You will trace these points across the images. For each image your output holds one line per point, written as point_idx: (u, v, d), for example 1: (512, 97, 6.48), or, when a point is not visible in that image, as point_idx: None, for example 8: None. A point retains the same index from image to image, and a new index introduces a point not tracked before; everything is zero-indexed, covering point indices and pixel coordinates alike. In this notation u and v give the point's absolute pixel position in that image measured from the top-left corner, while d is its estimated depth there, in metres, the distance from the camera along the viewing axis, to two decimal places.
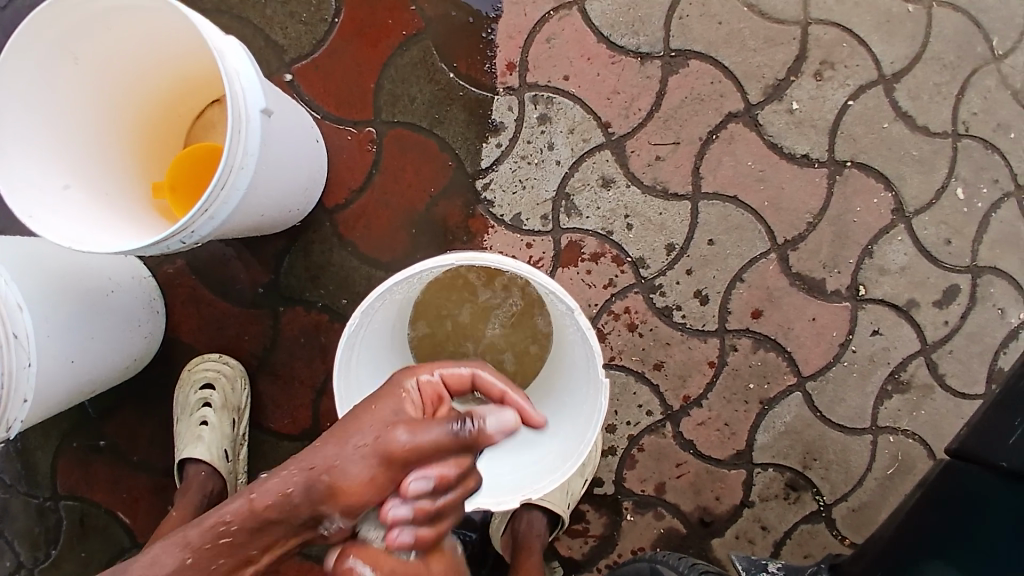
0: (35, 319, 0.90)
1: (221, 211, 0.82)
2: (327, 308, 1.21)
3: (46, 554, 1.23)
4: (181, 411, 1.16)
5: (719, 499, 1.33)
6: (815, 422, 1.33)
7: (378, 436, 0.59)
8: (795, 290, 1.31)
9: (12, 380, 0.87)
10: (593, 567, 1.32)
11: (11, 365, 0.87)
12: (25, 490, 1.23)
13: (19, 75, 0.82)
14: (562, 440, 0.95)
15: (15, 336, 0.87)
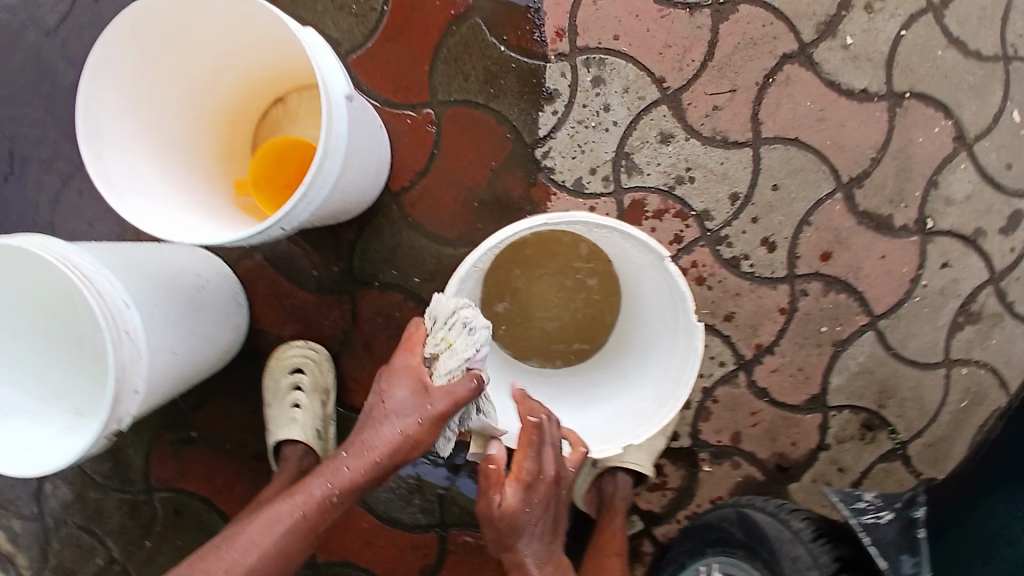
0: (139, 314, 0.87)
1: (318, 195, 0.85)
2: (400, 288, 1.23)
3: (141, 546, 1.31)
4: (270, 396, 1.19)
5: (795, 444, 1.30)
6: (888, 360, 1.30)
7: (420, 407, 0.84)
8: (863, 229, 1.28)
9: (129, 374, 0.85)
10: (672, 519, 1.31)
11: (126, 359, 0.84)
12: (118, 486, 1.31)
13: (114, 85, 0.84)
14: (654, 386, 0.99)
15: (126, 331, 0.84)
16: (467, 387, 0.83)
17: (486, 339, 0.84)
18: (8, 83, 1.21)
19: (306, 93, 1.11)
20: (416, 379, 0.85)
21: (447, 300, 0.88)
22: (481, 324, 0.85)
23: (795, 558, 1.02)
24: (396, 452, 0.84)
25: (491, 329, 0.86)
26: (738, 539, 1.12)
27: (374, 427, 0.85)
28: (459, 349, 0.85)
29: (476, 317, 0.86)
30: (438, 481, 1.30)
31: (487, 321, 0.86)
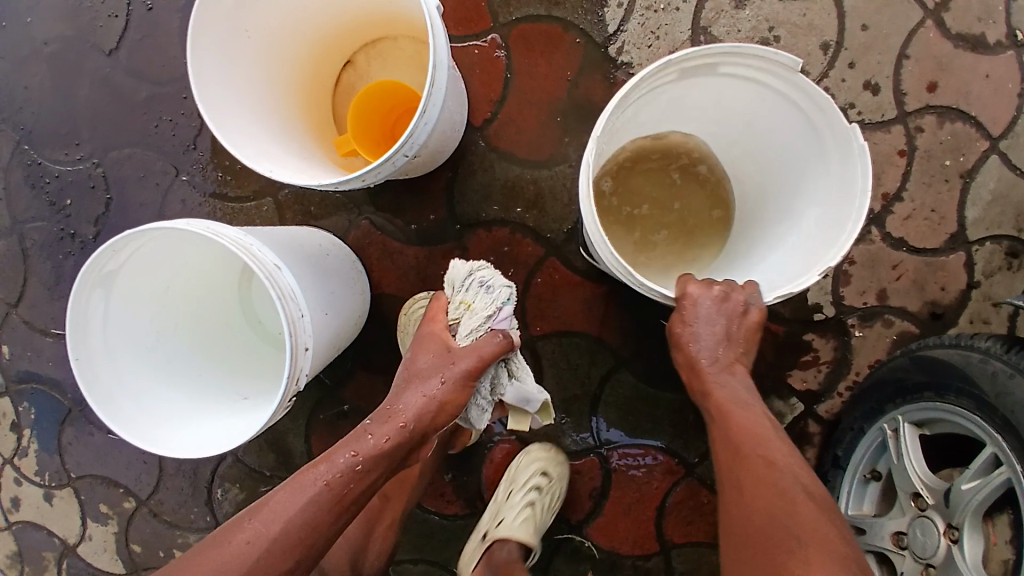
0: (290, 276, 0.92)
1: (432, 112, 0.85)
2: (506, 221, 1.22)
3: None
4: None
5: (945, 289, 1.18)
6: (1021, 181, 1.15)
7: (451, 367, 0.93)
8: (960, 53, 1.14)
9: (298, 330, 0.91)
10: (834, 394, 1.23)
11: (292, 315, 0.90)
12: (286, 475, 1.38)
13: (215, 65, 0.88)
14: (816, 229, 0.92)
15: (286, 290, 0.90)
16: (496, 345, 0.94)
17: (505, 298, 1.00)
18: (91, 117, 1.28)
19: (372, 50, 1.11)
20: (442, 344, 0.96)
21: (464, 266, 1.02)
22: (499, 283, 1.00)
23: (993, 374, 0.92)
24: (424, 414, 0.92)
25: (509, 289, 1.01)
26: (919, 383, 1.01)
27: (406, 395, 0.93)
28: (480, 309, 0.99)
29: (493, 278, 1.01)
30: (588, 400, 1.27)
31: (504, 282, 1.02)
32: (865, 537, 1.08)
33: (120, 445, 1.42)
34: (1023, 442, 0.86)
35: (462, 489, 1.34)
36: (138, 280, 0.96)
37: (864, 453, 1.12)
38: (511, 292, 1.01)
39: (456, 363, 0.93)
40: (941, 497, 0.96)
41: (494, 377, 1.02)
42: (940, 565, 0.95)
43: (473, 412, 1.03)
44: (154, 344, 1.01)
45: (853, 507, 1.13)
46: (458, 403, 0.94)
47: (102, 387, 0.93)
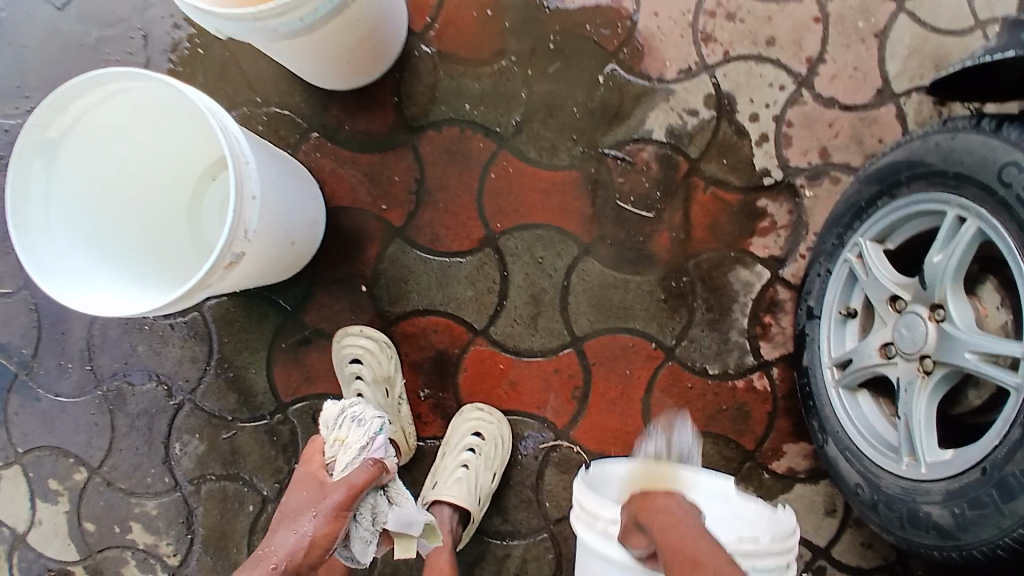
0: (239, 127, 0.95)
1: None
2: (455, 120, 1.26)
3: (289, 472, 1.28)
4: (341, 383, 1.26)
5: (882, 141, 1.23)
6: (935, 33, 1.23)
7: (323, 502, 0.84)
8: None
9: (246, 174, 0.92)
10: (796, 256, 1.23)
11: (239, 156, 0.91)
12: (250, 416, 1.29)
13: None
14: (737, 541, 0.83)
15: (229, 131, 0.92)
16: (365, 472, 0.87)
17: (378, 427, 0.91)
18: (42, 68, 1.33)
19: None
20: (313, 482, 0.87)
21: (333, 403, 0.94)
22: (371, 412, 0.91)
23: (935, 145, 0.89)
24: (294, 555, 0.81)
25: (382, 416, 0.92)
26: (871, 195, 0.99)
27: (275, 537, 0.83)
28: (353, 442, 0.90)
29: (365, 409, 0.92)
30: (558, 293, 1.25)
31: (376, 410, 0.93)
32: (854, 366, 1.03)
33: (69, 407, 1.32)
34: (979, 185, 0.83)
35: (439, 410, 1.28)
36: (81, 159, 1.00)
37: (835, 291, 1.08)
38: (384, 420, 0.92)
39: (327, 497, 0.84)
40: (918, 288, 0.93)
41: (374, 507, 0.91)
42: (932, 352, 0.90)
43: (355, 547, 0.92)
44: (94, 236, 1.03)
45: (837, 349, 1.08)
46: (337, 536, 0.84)
47: (34, 251, 0.93)
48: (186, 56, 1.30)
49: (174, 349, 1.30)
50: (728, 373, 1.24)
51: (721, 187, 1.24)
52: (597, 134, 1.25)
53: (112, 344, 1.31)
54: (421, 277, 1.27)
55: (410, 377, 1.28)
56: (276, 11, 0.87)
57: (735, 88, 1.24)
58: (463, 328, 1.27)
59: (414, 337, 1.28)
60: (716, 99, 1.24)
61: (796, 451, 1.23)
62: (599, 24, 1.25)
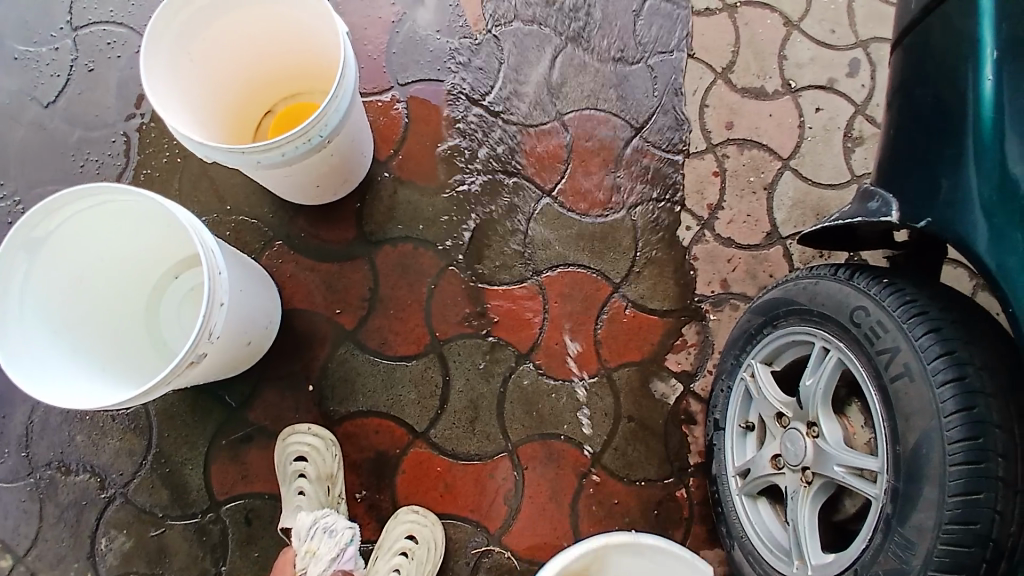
0: (215, 240, 1.06)
1: (342, 103, 1.08)
2: (408, 238, 1.41)
3: (217, 572, 1.28)
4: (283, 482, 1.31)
5: (773, 275, 1.44)
6: (812, 189, 1.49)
7: None
8: (747, 100, 1.52)
9: (217, 284, 1.02)
10: (705, 371, 1.39)
11: (213, 267, 1.02)
12: (182, 514, 1.29)
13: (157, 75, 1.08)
14: None
15: (207, 244, 1.02)
16: None
17: (348, 538, 1.18)
18: (18, 162, 1.41)
19: (291, 101, 1.36)
20: None
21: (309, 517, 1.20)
22: (341, 526, 1.18)
23: (804, 287, 1.09)
24: None
25: (350, 528, 1.19)
26: (759, 324, 1.18)
27: None
28: (324, 554, 1.15)
29: (335, 523, 1.19)
30: (494, 398, 1.36)
31: (345, 523, 1.20)
32: (752, 475, 1.16)
33: None
34: (838, 324, 1.02)
35: (374, 511, 1.33)
36: (58, 258, 1.07)
37: (735, 406, 1.23)
38: (353, 531, 1.19)
39: None
40: (796, 406, 1.10)
41: None
42: (811, 464, 1.05)
43: None
44: (60, 331, 1.08)
45: (739, 459, 1.22)
46: None
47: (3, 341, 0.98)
48: (163, 163, 1.40)
49: (113, 441, 1.31)
50: (648, 479, 1.35)
51: (640, 308, 1.41)
52: (534, 258, 1.42)
53: (50, 431, 1.31)
54: (366, 379, 1.36)
55: (348, 477, 1.33)
56: (265, 146, 1.01)
57: (651, 226, 1.44)
58: (404, 430, 1.34)
59: (355, 438, 1.34)
60: (635, 233, 1.44)
61: (711, 557, 1.33)
62: (538, 165, 1.45)
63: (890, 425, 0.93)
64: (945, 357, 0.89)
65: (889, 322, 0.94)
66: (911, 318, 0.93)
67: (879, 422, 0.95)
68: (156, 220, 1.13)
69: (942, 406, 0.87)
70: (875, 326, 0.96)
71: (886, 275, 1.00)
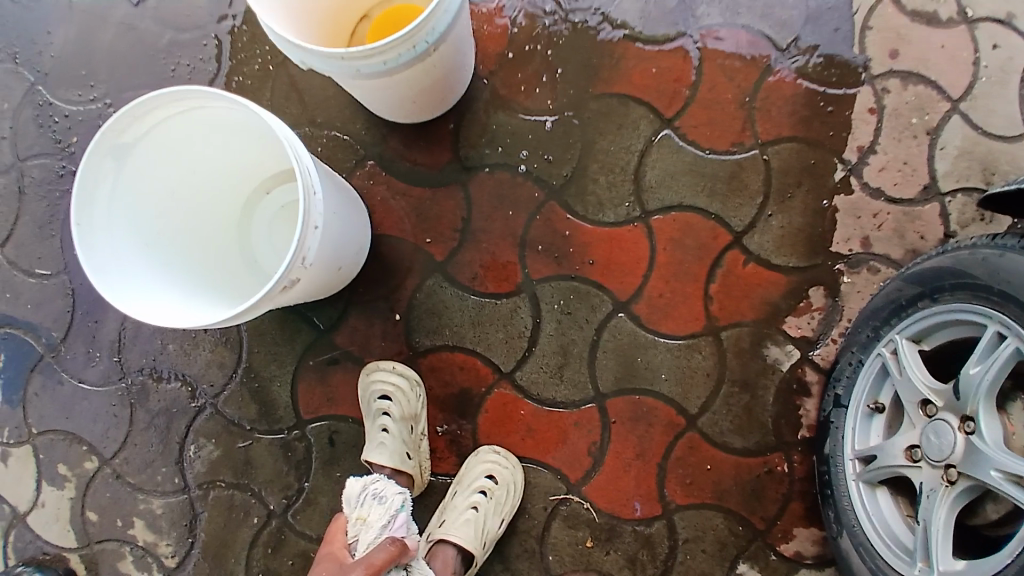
0: (311, 156, 0.97)
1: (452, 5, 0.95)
2: (508, 165, 1.29)
3: (300, 490, 1.29)
4: (366, 416, 1.26)
5: (924, 237, 1.25)
6: (985, 138, 1.25)
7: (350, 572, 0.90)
8: (918, 25, 1.27)
9: (312, 204, 0.95)
10: (830, 339, 1.24)
11: (309, 185, 0.94)
12: (268, 429, 1.30)
13: None
14: None
15: (303, 161, 0.94)
16: (391, 544, 0.97)
17: (398, 505, 1.08)
18: (111, 60, 1.36)
19: (387, 5, 1.23)
20: (340, 557, 0.98)
21: (357, 483, 1.11)
22: (392, 492, 1.10)
23: (983, 258, 0.93)
24: None
25: (401, 495, 1.10)
26: (913, 295, 1.02)
27: None
28: (375, 521, 1.06)
29: (385, 489, 1.11)
30: (587, 345, 1.27)
31: (396, 490, 1.11)
32: (877, 462, 1.04)
33: (90, 396, 1.33)
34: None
35: (455, 447, 1.29)
36: (146, 165, 1.01)
37: (865, 384, 1.09)
38: (404, 498, 1.10)
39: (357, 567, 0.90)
40: (952, 395, 0.95)
41: None
42: (958, 463, 0.92)
43: None
44: (149, 242, 1.04)
45: (860, 442, 1.08)
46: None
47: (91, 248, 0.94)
48: (257, 69, 1.32)
49: (204, 352, 1.31)
50: (748, 446, 1.25)
51: (761, 262, 1.26)
52: (645, 196, 1.28)
53: (143, 340, 1.32)
54: (455, 313, 1.29)
55: (432, 411, 1.29)
56: (365, 52, 0.90)
57: (784, 169, 1.27)
58: (490, 369, 1.28)
59: (438, 373, 1.29)
60: (766, 175, 1.27)
61: (804, 536, 1.23)
62: (659, 92, 1.28)
63: None
64: None
65: None
66: None
67: None
68: (246, 130, 1.05)
69: None
70: None
71: None
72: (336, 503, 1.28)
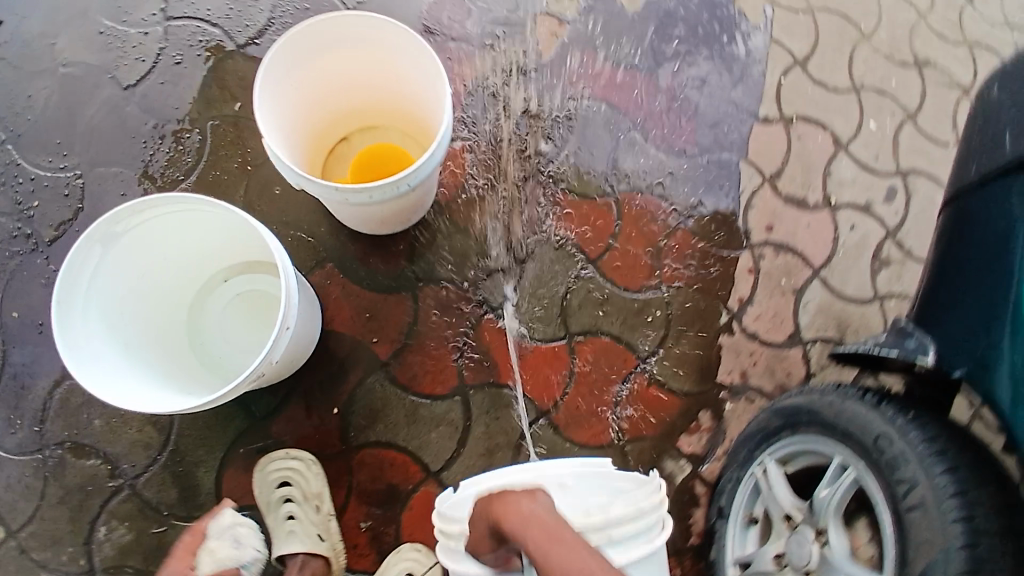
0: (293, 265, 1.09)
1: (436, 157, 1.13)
2: (452, 281, 1.45)
3: None
4: (265, 512, 1.32)
5: (790, 375, 1.51)
6: (837, 301, 1.57)
7: None
8: (789, 206, 1.61)
9: (289, 309, 1.05)
10: (714, 457, 1.45)
11: (289, 293, 1.05)
12: (188, 515, 1.30)
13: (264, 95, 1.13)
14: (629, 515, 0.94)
15: (287, 271, 1.05)
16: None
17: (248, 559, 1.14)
18: (88, 136, 1.43)
19: (366, 133, 1.41)
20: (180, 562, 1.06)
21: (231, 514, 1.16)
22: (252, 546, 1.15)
23: (831, 402, 1.17)
24: None
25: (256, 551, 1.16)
26: (777, 426, 1.25)
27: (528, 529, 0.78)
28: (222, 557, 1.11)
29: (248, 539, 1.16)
30: (509, 449, 1.40)
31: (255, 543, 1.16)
32: (753, 567, 1.23)
33: (3, 464, 1.29)
34: (858, 444, 1.10)
35: (376, 543, 1.34)
36: (127, 252, 1.10)
37: (741, 499, 1.29)
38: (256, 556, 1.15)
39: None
40: (808, 512, 1.18)
41: None
42: (814, 568, 1.15)
43: None
44: (113, 323, 1.11)
45: (739, 548, 1.28)
46: None
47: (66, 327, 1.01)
48: (233, 167, 1.42)
49: (132, 431, 1.31)
50: None
51: (661, 386, 1.47)
52: (569, 321, 1.47)
53: (70, 410, 1.31)
54: (390, 412, 1.38)
55: (356, 505, 1.35)
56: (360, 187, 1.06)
57: (682, 310, 1.51)
58: (418, 468, 1.37)
59: (367, 467, 1.36)
60: (668, 312, 1.51)
61: None
62: (586, 236, 1.52)
63: (900, 550, 1.00)
64: (960, 497, 0.96)
65: (911, 456, 1.02)
66: (931, 456, 1.00)
67: (889, 545, 1.03)
68: (227, 229, 1.16)
69: (951, 542, 0.94)
70: (897, 456, 1.04)
71: (913, 409, 1.08)
72: None
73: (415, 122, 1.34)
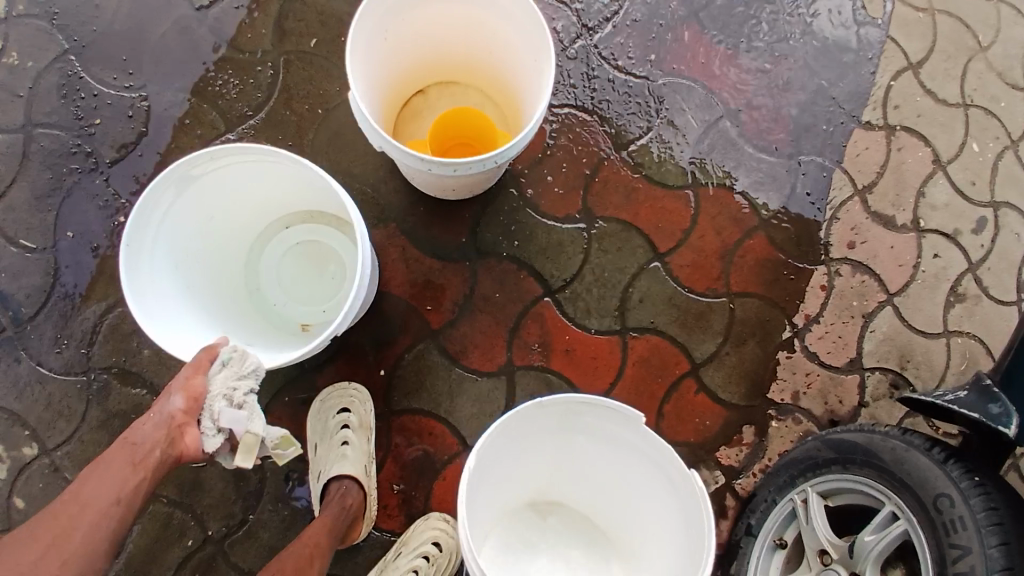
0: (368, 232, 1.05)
1: None
2: (514, 257, 1.40)
3: (242, 521, 1.32)
4: (320, 438, 1.30)
5: (842, 401, 1.46)
6: (906, 331, 1.49)
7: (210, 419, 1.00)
8: (873, 225, 1.50)
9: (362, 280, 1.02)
10: (750, 473, 1.42)
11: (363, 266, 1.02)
12: None
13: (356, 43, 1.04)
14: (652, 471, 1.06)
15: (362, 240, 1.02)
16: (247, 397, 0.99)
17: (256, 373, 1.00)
18: (155, 57, 1.37)
19: (445, 89, 1.33)
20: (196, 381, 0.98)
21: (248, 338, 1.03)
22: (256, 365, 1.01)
23: (892, 447, 1.12)
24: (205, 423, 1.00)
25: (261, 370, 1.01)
26: (827, 458, 1.20)
27: None
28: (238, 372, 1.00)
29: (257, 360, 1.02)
30: None
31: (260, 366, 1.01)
32: None
33: (47, 381, 1.31)
34: (915, 497, 1.06)
35: (405, 507, 1.36)
36: (198, 194, 1.06)
37: (775, 522, 1.26)
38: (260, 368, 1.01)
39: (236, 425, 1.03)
40: (846, 552, 1.15)
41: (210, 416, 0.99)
42: None
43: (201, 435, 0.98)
44: (179, 265, 1.08)
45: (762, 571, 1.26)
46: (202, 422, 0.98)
47: (134, 268, 0.98)
48: (304, 109, 1.37)
49: (177, 367, 1.31)
50: None
51: (710, 394, 1.43)
52: (625, 313, 1.42)
53: (118, 337, 1.31)
54: (436, 382, 1.37)
55: (389, 467, 1.36)
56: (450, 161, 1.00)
57: (744, 319, 1.45)
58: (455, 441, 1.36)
59: (405, 433, 1.36)
60: (730, 320, 1.45)
61: None
62: (657, 228, 1.44)
63: None
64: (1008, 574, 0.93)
65: (970, 522, 0.98)
66: (989, 526, 0.96)
67: None
68: (300, 179, 1.12)
69: None
70: (955, 519, 1.00)
71: (978, 472, 1.02)
72: (276, 540, 1.32)
73: (502, 84, 1.25)
